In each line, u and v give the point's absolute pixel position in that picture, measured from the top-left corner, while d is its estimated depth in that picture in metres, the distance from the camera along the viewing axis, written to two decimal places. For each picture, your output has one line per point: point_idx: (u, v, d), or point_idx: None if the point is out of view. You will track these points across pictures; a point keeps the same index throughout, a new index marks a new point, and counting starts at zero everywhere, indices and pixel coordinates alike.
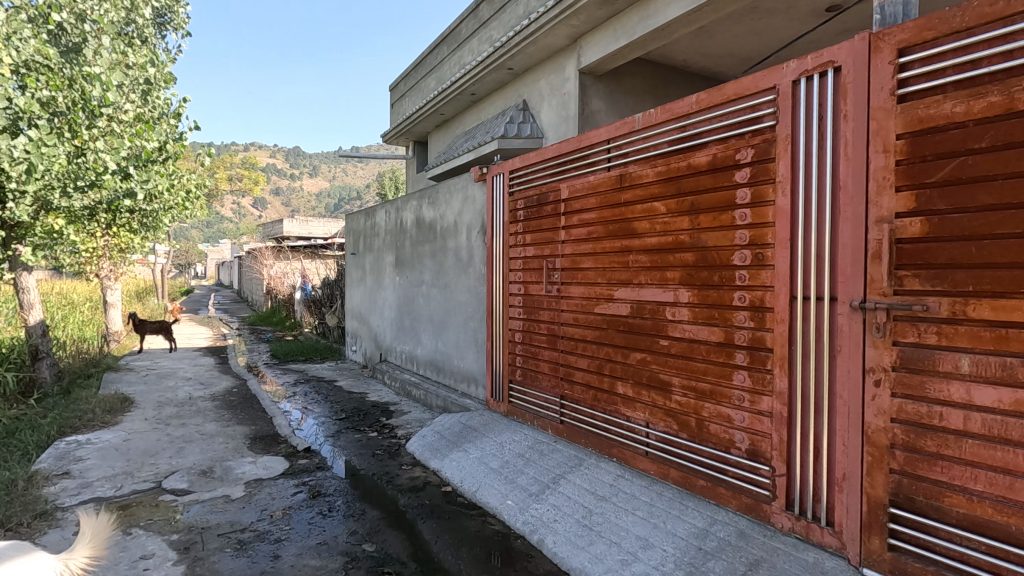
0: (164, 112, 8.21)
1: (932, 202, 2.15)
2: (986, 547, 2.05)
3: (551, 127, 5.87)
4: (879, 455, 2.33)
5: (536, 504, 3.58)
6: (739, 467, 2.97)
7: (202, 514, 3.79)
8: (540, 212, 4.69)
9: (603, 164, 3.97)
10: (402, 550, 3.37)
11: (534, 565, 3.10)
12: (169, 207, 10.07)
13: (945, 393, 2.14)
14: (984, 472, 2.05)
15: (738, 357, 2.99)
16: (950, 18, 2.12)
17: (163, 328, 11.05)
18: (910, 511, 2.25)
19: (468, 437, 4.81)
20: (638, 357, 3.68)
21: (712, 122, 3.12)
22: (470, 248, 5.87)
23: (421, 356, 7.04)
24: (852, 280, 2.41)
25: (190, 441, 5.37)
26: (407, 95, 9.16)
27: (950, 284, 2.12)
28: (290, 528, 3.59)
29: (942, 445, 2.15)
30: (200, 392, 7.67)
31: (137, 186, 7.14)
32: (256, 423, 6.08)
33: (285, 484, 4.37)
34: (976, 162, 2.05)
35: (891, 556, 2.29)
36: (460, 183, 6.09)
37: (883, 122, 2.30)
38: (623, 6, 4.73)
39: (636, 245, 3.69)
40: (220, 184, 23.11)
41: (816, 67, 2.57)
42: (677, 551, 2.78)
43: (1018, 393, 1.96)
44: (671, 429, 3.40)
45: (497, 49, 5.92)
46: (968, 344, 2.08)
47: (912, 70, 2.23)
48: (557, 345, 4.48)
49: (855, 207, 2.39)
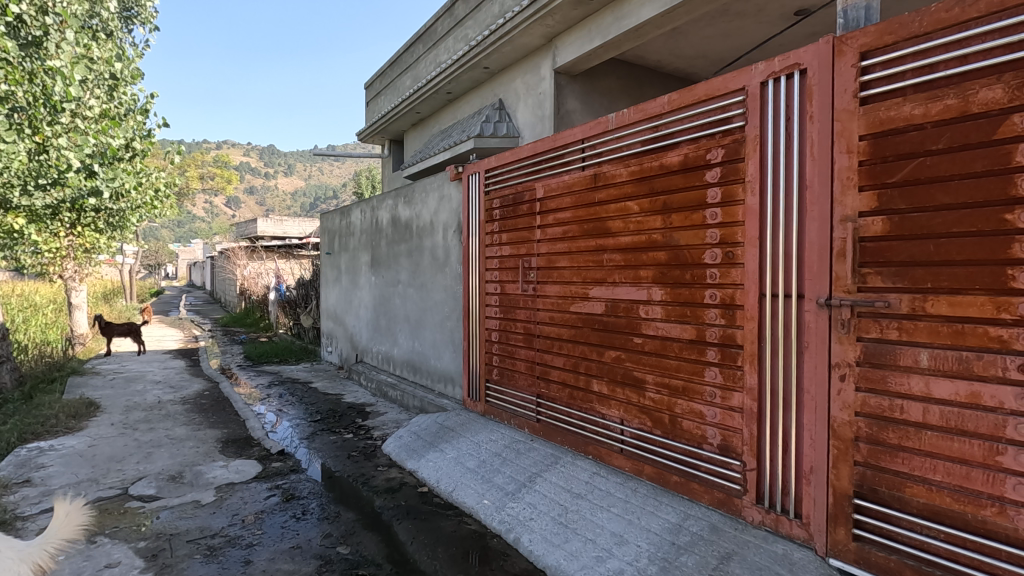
0: (131, 109, 8.06)
1: (893, 202, 2.22)
2: (945, 535, 2.12)
3: (527, 127, 5.88)
4: (844, 448, 2.39)
5: (513, 502, 3.58)
6: (711, 463, 3.02)
7: (170, 520, 3.69)
8: (516, 211, 4.69)
9: (577, 163, 3.99)
10: (377, 551, 3.35)
11: (510, 564, 3.10)
12: (137, 206, 9.85)
13: (906, 386, 2.21)
14: (942, 463, 2.12)
15: (710, 354, 3.04)
16: (910, 23, 2.18)
17: (131, 331, 10.73)
18: (874, 502, 2.31)
19: (445, 437, 4.80)
20: (612, 354, 3.71)
21: (684, 122, 3.16)
22: (447, 248, 5.85)
23: (397, 356, 6.98)
24: (818, 278, 2.47)
25: (159, 446, 5.24)
26: (383, 93, 9.08)
27: (910, 281, 2.18)
28: (262, 533, 3.54)
29: (904, 437, 2.22)
30: (170, 395, 7.49)
31: (102, 184, 7.48)
32: (227, 426, 5.97)
33: (258, 487, 4.31)
34: (934, 162, 2.11)
35: (856, 546, 2.35)
36: (436, 182, 6.06)
37: (846, 124, 2.36)
38: (597, 6, 4.76)
39: (609, 244, 3.72)
40: (191, 183, 22.61)
41: (783, 68, 2.62)
42: (651, 546, 2.82)
43: (974, 385, 2.03)
44: (645, 425, 3.44)
45: (472, 48, 5.93)
46: (927, 339, 2.15)
47: (873, 73, 2.29)
48: (533, 344, 4.49)
49: (821, 206, 2.45)
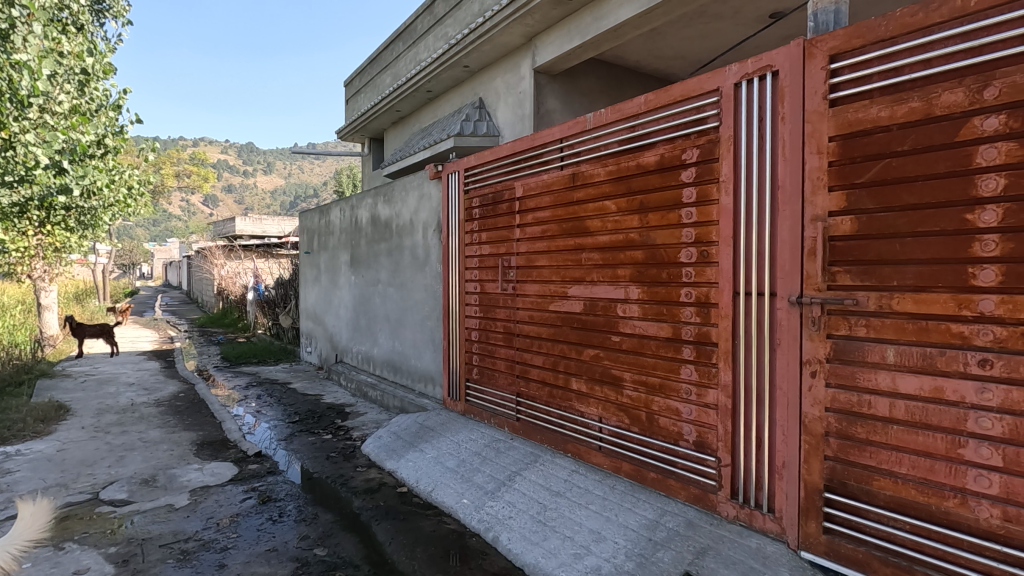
0: (102, 104, 7.89)
1: (861, 201, 2.27)
2: (910, 526, 2.18)
3: (507, 127, 5.88)
4: (815, 443, 2.44)
5: (492, 501, 3.58)
6: (687, 459, 3.06)
7: (143, 524, 3.62)
8: (495, 211, 4.69)
9: (555, 163, 4.01)
10: (355, 553, 3.32)
11: (489, 563, 3.10)
12: (109, 204, 9.60)
13: (874, 382, 2.26)
14: (908, 456, 2.17)
15: (685, 352, 3.08)
16: (876, 27, 2.23)
17: (103, 332, 10.47)
18: (843, 495, 2.36)
19: (424, 437, 4.78)
20: (591, 353, 3.73)
21: (661, 122, 3.18)
22: (427, 247, 5.83)
23: (377, 356, 6.94)
24: (790, 277, 2.52)
25: (132, 449, 5.14)
26: (362, 91, 9.01)
27: (877, 279, 2.23)
28: (238, 536, 3.48)
29: (871, 431, 2.27)
30: (144, 397, 7.34)
31: (73, 182, 7.26)
32: (203, 429, 5.87)
33: (233, 489, 4.24)
34: (899, 164, 2.16)
35: (826, 539, 2.40)
36: (416, 181, 6.03)
37: (816, 125, 2.41)
38: (576, 6, 4.78)
39: (588, 243, 3.74)
40: (167, 181, 22.15)
41: (756, 70, 2.66)
42: (629, 543, 2.85)
43: (938, 381, 2.09)
44: (623, 423, 3.47)
45: (451, 46, 5.91)
46: (893, 336, 2.20)
47: (842, 75, 2.34)
48: (513, 343, 4.50)
49: (792, 206, 2.50)
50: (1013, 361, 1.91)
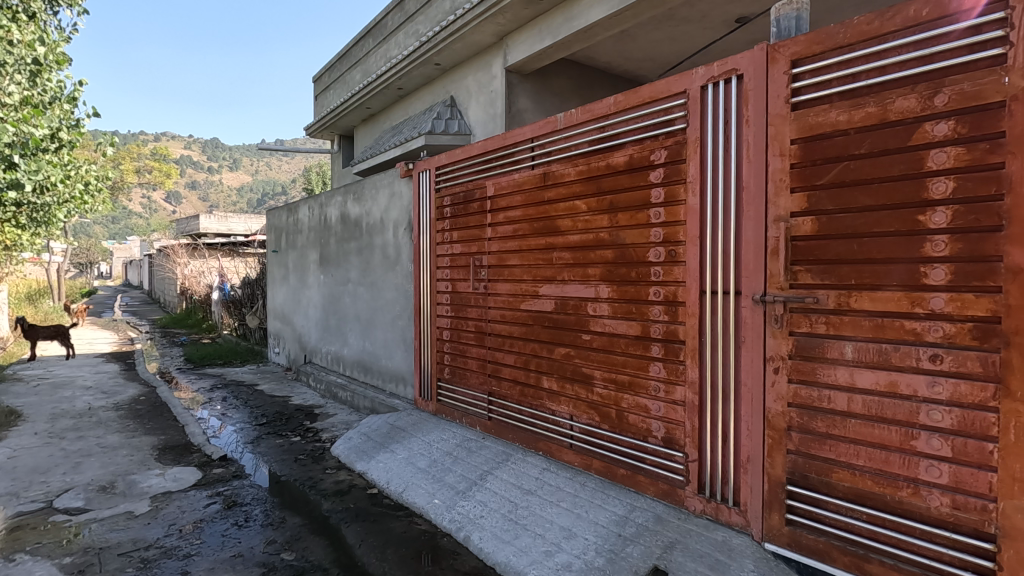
0: (56, 97, 7.63)
1: (822, 202, 2.34)
2: (867, 516, 2.26)
3: (479, 126, 5.87)
4: (778, 438, 2.51)
5: (464, 501, 3.57)
6: (656, 455, 3.11)
7: (100, 533, 3.49)
8: (466, 209, 4.68)
9: (527, 163, 4.02)
10: (324, 556, 3.26)
11: (460, 562, 3.09)
12: (64, 201, 9.11)
13: (833, 377, 2.34)
14: (865, 449, 2.25)
15: (654, 349, 3.13)
16: (835, 34, 2.31)
17: (58, 333, 10.04)
18: (805, 488, 2.44)
19: (396, 437, 4.74)
20: (562, 351, 3.75)
21: (630, 123, 3.22)
22: (398, 246, 5.77)
23: (347, 356, 6.85)
24: (754, 275, 2.59)
25: (89, 455, 4.94)
26: (332, 87, 8.86)
27: (837, 278, 2.31)
28: (201, 542, 3.39)
29: (831, 425, 2.35)
30: (101, 401, 7.07)
31: (25, 177, 6.86)
32: (165, 433, 5.69)
33: (197, 495, 4.12)
34: (857, 166, 2.24)
35: (789, 530, 2.48)
36: (386, 179, 5.97)
37: (779, 128, 2.48)
38: (547, 6, 4.80)
39: (559, 243, 3.76)
40: (127, 177, 21.37)
41: (721, 74, 2.72)
42: (599, 539, 2.88)
43: (893, 376, 2.17)
44: (593, 420, 3.51)
45: (422, 44, 5.85)
46: (852, 333, 2.28)
47: (803, 80, 2.41)
48: (485, 342, 4.49)
49: (756, 207, 2.57)
50: (961, 356, 2.00)
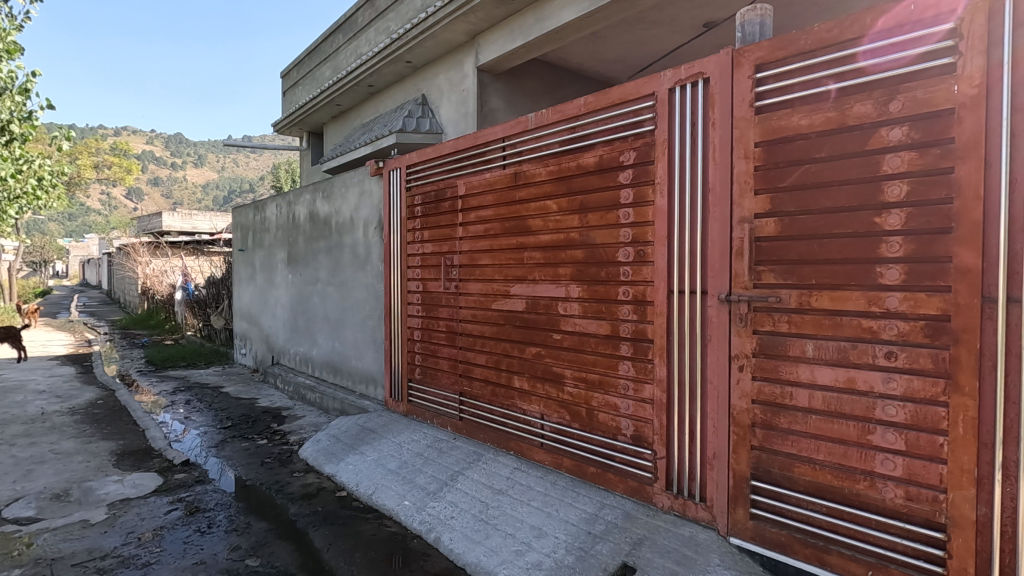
0: (6, 87, 7.28)
1: (784, 204, 2.41)
2: (826, 508, 2.33)
3: (450, 124, 5.83)
4: (743, 434, 2.57)
5: (434, 502, 3.55)
6: (625, 453, 3.14)
7: (53, 543, 3.35)
8: (438, 208, 4.64)
9: (498, 162, 4.01)
10: (290, 561, 3.19)
11: (430, 564, 3.07)
12: (16, 196, 8.73)
13: (795, 374, 2.40)
14: (825, 444, 2.32)
15: (623, 348, 3.17)
16: (797, 40, 2.37)
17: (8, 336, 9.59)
18: (768, 483, 2.50)
19: (366, 439, 4.68)
20: (533, 350, 3.76)
21: (600, 124, 3.25)
22: (368, 245, 5.70)
23: (316, 357, 6.73)
24: (719, 275, 2.64)
25: (41, 462, 4.73)
26: (301, 83, 8.69)
27: (798, 278, 2.37)
28: (161, 550, 3.28)
29: (792, 421, 2.41)
30: (55, 406, 6.77)
31: None
32: (123, 438, 5.49)
33: (157, 501, 3.99)
34: (817, 169, 2.31)
35: (753, 524, 2.54)
36: (356, 177, 5.89)
37: (744, 131, 2.53)
38: (518, 7, 4.81)
39: (530, 242, 3.77)
40: (84, 172, 20.57)
41: (688, 77, 2.76)
42: (568, 537, 2.89)
43: (851, 372, 2.24)
44: (564, 420, 3.53)
45: (393, 41, 5.79)
46: (812, 331, 2.34)
47: (767, 85, 2.47)
48: (456, 342, 4.47)
49: (721, 208, 2.62)
50: (914, 353, 2.08)
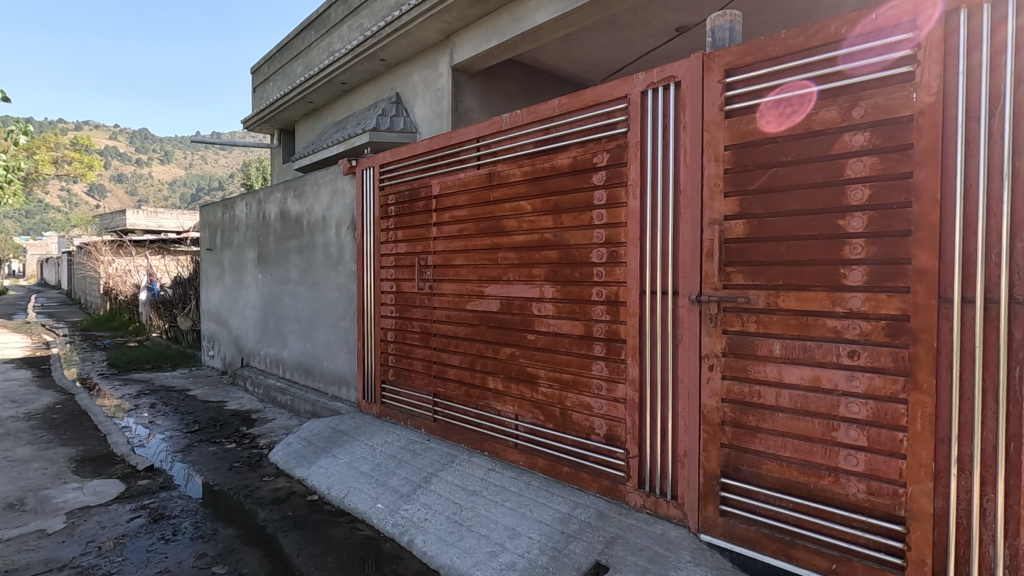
0: None
1: (752, 206, 2.46)
2: (793, 504, 2.38)
3: (424, 123, 5.79)
4: (713, 432, 2.61)
5: (407, 504, 3.52)
6: (598, 452, 3.17)
7: (6, 554, 3.21)
8: (412, 208, 4.60)
9: (472, 162, 4.00)
10: (259, 567, 3.13)
11: (403, 567, 3.04)
12: None
13: (763, 373, 2.45)
14: (791, 441, 2.38)
15: (597, 348, 3.19)
16: (764, 46, 2.43)
17: None
18: (738, 480, 2.55)
19: (338, 442, 4.61)
20: (507, 351, 3.76)
21: (574, 125, 3.27)
22: (340, 244, 5.62)
23: (287, 359, 6.61)
24: (690, 276, 2.68)
25: None
26: (272, 79, 8.52)
27: (765, 279, 2.43)
28: (123, 560, 3.18)
29: (761, 419, 2.46)
30: (10, 411, 6.49)
31: None
32: (83, 443, 5.30)
33: (119, 509, 3.86)
34: (784, 173, 2.36)
35: (723, 521, 2.58)
36: (328, 176, 5.81)
37: (714, 134, 2.58)
38: (493, 7, 4.81)
39: (504, 243, 3.76)
40: (42, 167, 19.81)
41: (660, 80, 2.80)
42: (542, 537, 2.90)
43: (816, 371, 2.30)
44: (538, 420, 3.53)
45: (367, 39, 5.72)
46: (779, 331, 2.40)
47: (736, 89, 2.52)
48: (430, 343, 4.44)
49: (692, 210, 2.66)
50: (875, 352, 2.15)
